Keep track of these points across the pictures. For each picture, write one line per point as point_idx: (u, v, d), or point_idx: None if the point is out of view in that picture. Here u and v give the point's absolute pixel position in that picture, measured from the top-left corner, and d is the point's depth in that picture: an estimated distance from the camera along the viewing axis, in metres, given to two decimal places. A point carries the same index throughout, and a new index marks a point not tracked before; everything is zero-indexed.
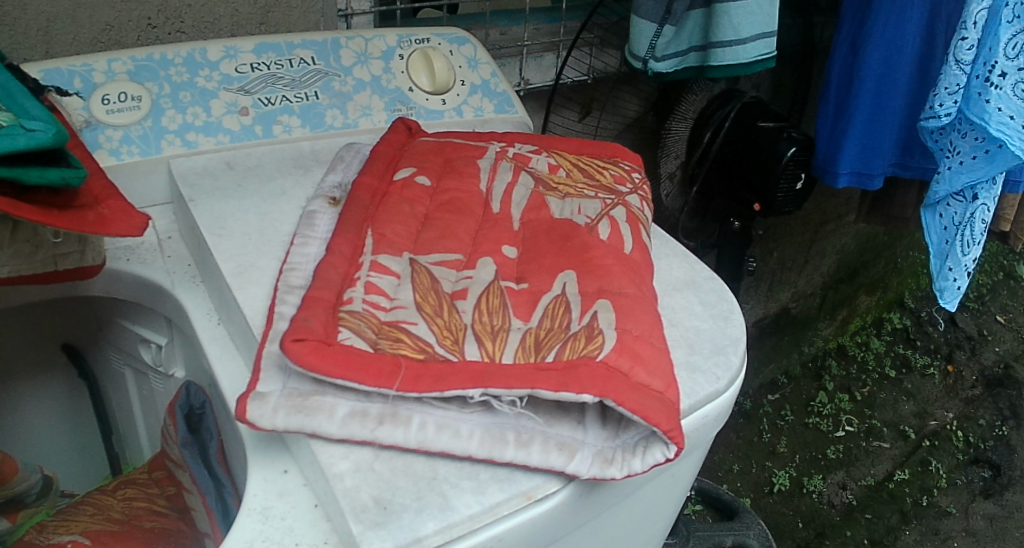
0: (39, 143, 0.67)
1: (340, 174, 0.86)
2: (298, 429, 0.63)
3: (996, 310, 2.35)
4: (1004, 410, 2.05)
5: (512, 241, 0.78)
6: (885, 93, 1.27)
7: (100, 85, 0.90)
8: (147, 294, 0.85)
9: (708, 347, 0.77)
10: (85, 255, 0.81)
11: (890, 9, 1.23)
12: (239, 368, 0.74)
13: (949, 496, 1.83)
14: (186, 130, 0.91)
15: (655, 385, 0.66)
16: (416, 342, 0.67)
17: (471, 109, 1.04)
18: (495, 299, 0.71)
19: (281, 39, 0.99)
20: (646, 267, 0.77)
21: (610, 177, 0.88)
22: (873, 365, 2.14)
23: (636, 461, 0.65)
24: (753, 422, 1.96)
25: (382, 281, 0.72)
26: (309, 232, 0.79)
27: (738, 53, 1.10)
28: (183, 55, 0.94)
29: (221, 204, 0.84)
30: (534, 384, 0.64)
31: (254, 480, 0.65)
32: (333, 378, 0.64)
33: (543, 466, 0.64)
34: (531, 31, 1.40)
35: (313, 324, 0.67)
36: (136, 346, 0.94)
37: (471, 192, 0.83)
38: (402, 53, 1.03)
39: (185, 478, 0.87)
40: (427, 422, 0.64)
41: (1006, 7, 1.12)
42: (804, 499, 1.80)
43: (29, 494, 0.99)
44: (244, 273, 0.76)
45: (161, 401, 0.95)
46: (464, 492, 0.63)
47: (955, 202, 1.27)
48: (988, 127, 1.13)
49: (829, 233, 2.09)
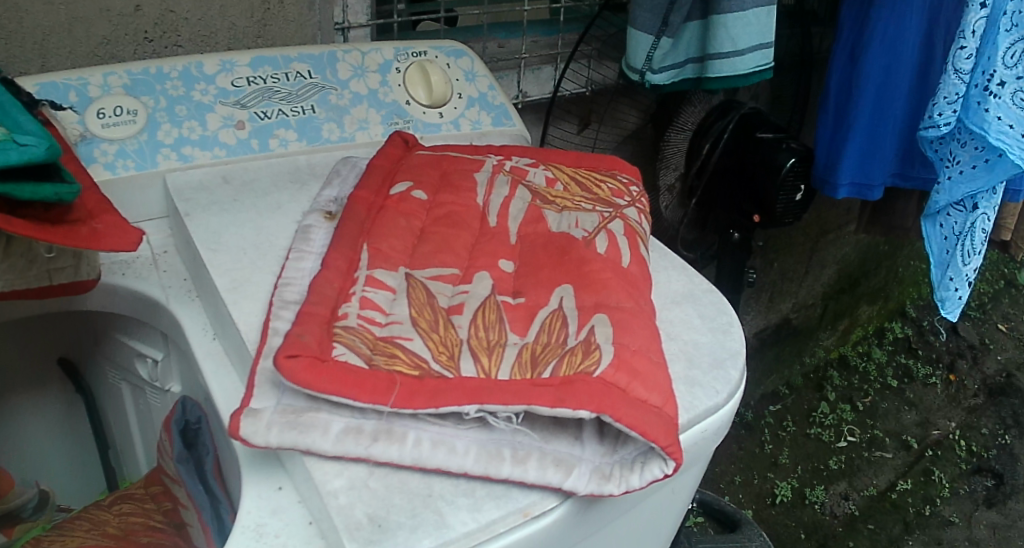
0: (31, 158, 0.67)
1: (336, 189, 0.86)
2: (291, 446, 0.63)
3: (998, 319, 2.34)
4: (1006, 419, 2.04)
5: (509, 255, 0.78)
6: (885, 103, 1.27)
7: (96, 99, 0.90)
8: (142, 309, 0.85)
9: (706, 361, 0.76)
10: (80, 270, 0.80)
11: (890, 18, 1.23)
12: (233, 384, 0.74)
13: (952, 506, 1.82)
14: (182, 144, 0.91)
15: (653, 400, 0.65)
16: (411, 357, 0.67)
17: (468, 122, 1.04)
18: (491, 314, 0.71)
19: (278, 53, 0.99)
20: (644, 281, 0.77)
21: (608, 190, 0.88)
22: (875, 375, 2.13)
23: (634, 477, 0.65)
24: (755, 434, 1.95)
25: (378, 296, 0.71)
26: (304, 247, 0.78)
27: (734, 64, 1.09)
28: (180, 69, 0.94)
29: (216, 219, 0.84)
30: (530, 400, 0.64)
31: (249, 497, 0.65)
32: (326, 394, 0.63)
33: (540, 482, 0.64)
34: (529, 44, 1.41)
35: (307, 340, 0.66)
36: (132, 360, 0.94)
37: (469, 206, 0.83)
38: (399, 66, 1.03)
39: (181, 493, 0.86)
40: (422, 439, 0.64)
41: (1004, 15, 1.11)
42: (806, 510, 1.79)
43: (25, 509, 0.99)
44: (238, 288, 0.76)
45: (157, 416, 0.94)
46: (459, 509, 0.62)
47: (955, 212, 1.27)
48: (988, 136, 1.13)
49: (829, 243, 2.09)
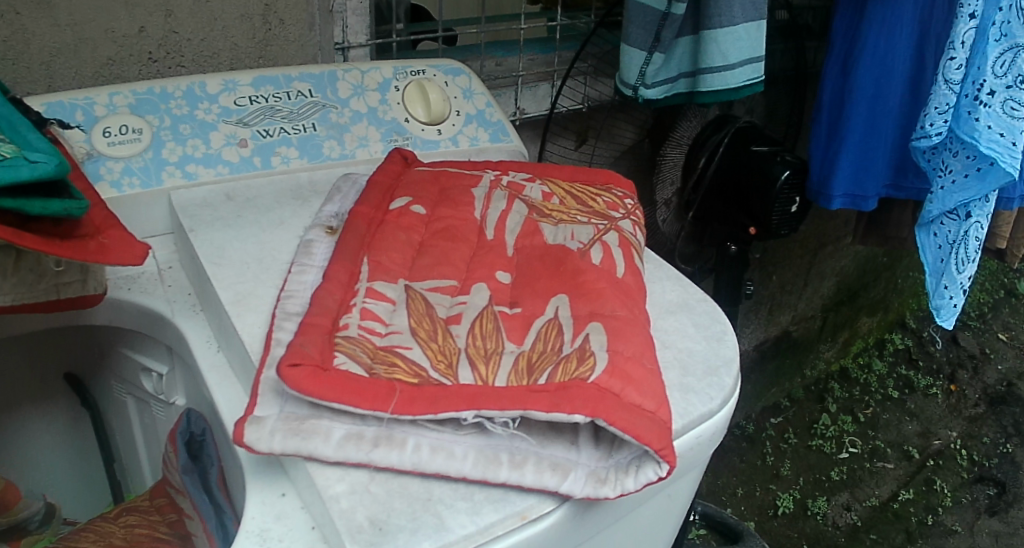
0: (42, 173, 0.69)
1: (337, 204, 0.88)
2: (294, 452, 0.64)
3: (998, 328, 2.36)
4: (1008, 427, 2.05)
5: (506, 266, 0.80)
6: (877, 116, 1.30)
7: (101, 118, 0.92)
8: (149, 323, 0.86)
9: (701, 369, 0.78)
10: (88, 284, 0.82)
11: (880, 32, 1.25)
12: (237, 393, 0.75)
13: (954, 514, 1.83)
14: (186, 161, 0.94)
15: (647, 405, 0.67)
16: (411, 366, 0.69)
17: (466, 138, 1.06)
18: (488, 324, 0.73)
19: (280, 72, 1.01)
20: (638, 291, 0.79)
21: (603, 203, 0.90)
22: (876, 386, 2.15)
23: (629, 480, 0.66)
24: (756, 447, 1.96)
25: (378, 307, 0.73)
26: (307, 260, 0.80)
27: (726, 78, 1.12)
28: (183, 88, 0.96)
29: (220, 234, 0.86)
30: (527, 404, 0.66)
31: (252, 503, 0.66)
32: (328, 402, 0.65)
33: (537, 486, 0.65)
34: (526, 62, 1.43)
35: (309, 349, 0.68)
36: (137, 374, 0.95)
37: (467, 220, 0.85)
38: (397, 84, 1.06)
39: (186, 504, 0.88)
40: (421, 445, 0.65)
41: (993, 25, 1.15)
42: (809, 521, 1.79)
43: (32, 521, 1.03)
44: (242, 301, 0.78)
45: (162, 429, 0.96)
46: (459, 512, 0.63)
47: (948, 221, 1.29)
48: (979, 145, 1.15)
49: (828, 255, 2.11)
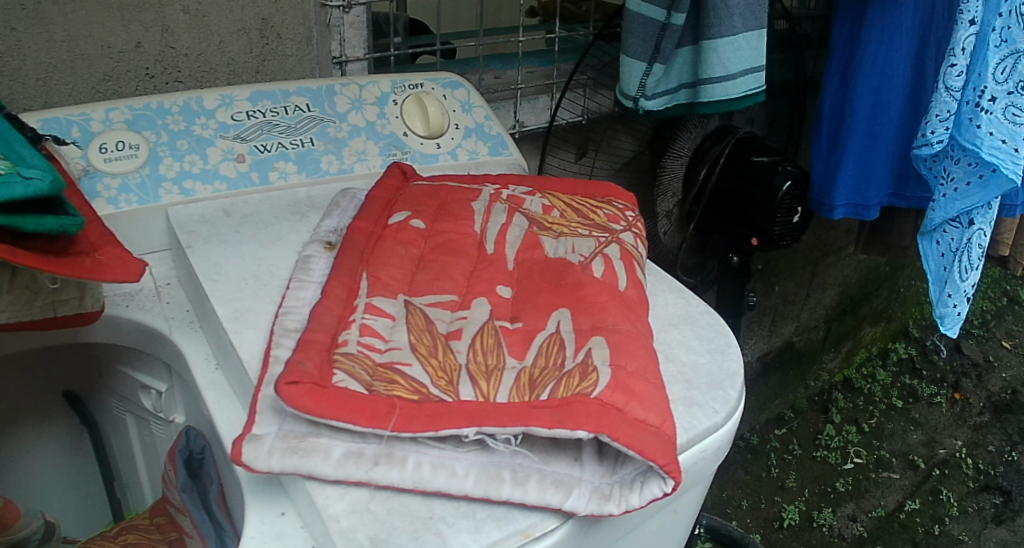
0: (36, 191, 0.69)
1: (335, 219, 0.87)
2: (293, 471, 0.64)
3: (1001, 335, 2.35)
4: (1013, 435, 2.04)
5: (506, 280, 0.79)
6: (878, 123, 1.29)
7: (98, 134, 0.92)
8: (146, 340, 0.86)
9: (705, 382, 0.77)
10: (84, 301, 0.81)
11: (880, 40, 1.25)
12: (236, 411, 0.75)
13: (961, 524, 1.82)
14: (183, 177, 0.93)
15: (650, 420, 0.66)
16: (410, 383, 0.68)
17: (466, 152, 1.06)
18: (489, 338, 0.72)
19: (277, 87, 1.01)
20: (640, 303, 0.78)
21: (604, 216, 0.89)
22: (880, 396, 2.13)
23: (634, 496, 0.65)
24: (760, 458, 1.94)
25: (377, 322, 0.73)
26: (304, 276, 0.80)
27: (726, 88, 1.11)
28: (181, 104, 0.96)
29: (217, 251, 0.85)
30: (528, 421, 0.65)
31: (251, 523, 0.65)
32: (327, 419, 0.65)
33: (540, 503, 0.64)
34: (525, 75, 1.43)
35: (307, 366, 0.67)
36: (136, 392, 0.94)
37: (466, 233, 0.84)
38: (396, 98, 1.05)
39: (186, 522, 0.87)
40: (422, 462, 0.64)
41: (994, 31, 1.14)
42: (815, 532, 1.77)
43: (30, 540, 0.99)
44: (240, 317, 0.77)
45: (162, 447, 0.95)
46: (460, 531, 0.62)
47: (951, 229, 1.28)
48: (982, 152, 1.14)
49: (830, 265, 2.10)
